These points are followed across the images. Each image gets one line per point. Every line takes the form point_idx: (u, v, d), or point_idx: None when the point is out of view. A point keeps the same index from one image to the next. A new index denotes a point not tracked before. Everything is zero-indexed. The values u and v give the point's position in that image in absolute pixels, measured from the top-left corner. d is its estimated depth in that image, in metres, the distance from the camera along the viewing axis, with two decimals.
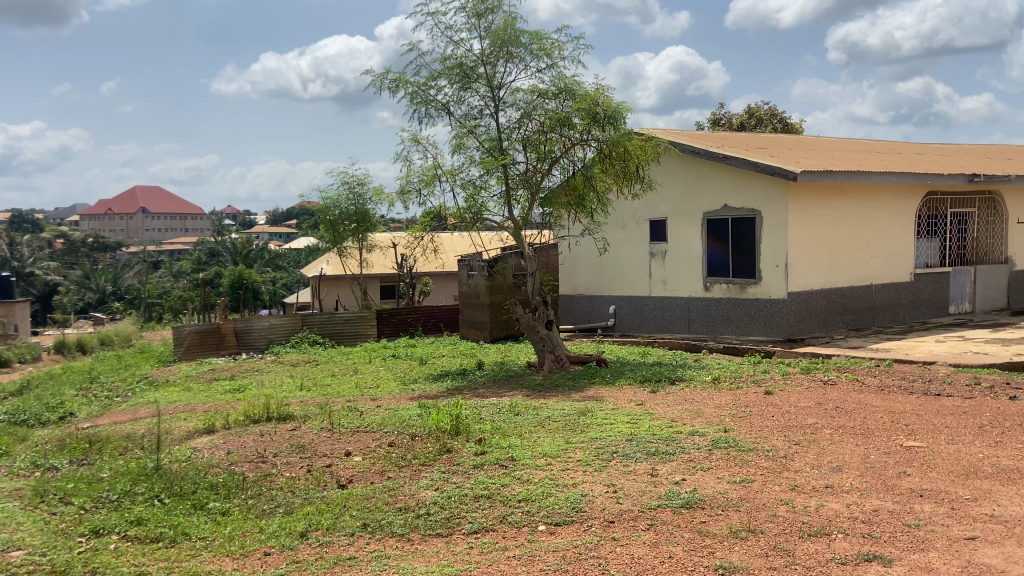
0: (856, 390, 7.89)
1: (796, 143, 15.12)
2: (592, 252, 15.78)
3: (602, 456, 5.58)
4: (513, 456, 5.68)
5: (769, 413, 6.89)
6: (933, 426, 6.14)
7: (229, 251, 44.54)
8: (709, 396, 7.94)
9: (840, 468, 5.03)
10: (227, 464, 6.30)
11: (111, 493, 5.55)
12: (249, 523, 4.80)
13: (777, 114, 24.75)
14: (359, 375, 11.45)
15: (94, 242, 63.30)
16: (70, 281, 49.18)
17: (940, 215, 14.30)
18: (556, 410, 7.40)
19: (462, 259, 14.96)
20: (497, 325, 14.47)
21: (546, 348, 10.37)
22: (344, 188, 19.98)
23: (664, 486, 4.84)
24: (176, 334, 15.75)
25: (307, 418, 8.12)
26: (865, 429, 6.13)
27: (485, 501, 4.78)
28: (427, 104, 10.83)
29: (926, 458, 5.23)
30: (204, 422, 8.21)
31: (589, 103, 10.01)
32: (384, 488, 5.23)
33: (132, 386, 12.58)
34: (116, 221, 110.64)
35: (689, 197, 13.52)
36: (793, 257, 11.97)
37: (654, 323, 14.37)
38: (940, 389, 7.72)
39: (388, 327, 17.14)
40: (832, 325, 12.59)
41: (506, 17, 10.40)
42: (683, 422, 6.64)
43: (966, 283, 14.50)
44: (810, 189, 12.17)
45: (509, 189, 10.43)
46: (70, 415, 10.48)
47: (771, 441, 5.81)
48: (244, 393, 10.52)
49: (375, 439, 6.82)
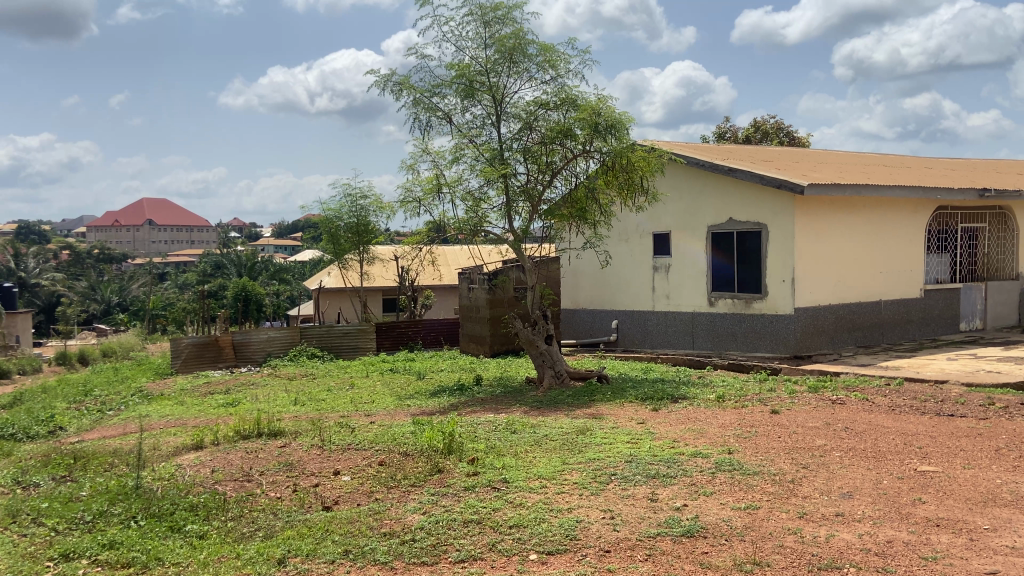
0: (866, 410, 7.62)
1: (802, 156, 14.90)
2: (594, 265, 15.56)
3: (600, 478, 5.32)
4: (506, 477, 5.43)
5: (776, 434, 6.61)
6: (948, 448, 5.87)
7: (233, 265, 44.53)
8: (712, 415, 7.67)
9: (851, 495, 4.76)
10: (210, 483, 6.05)
11: (85, 514, 5.31)
12: (225, 548, 4.55)
13: (783, 128, 24.55)
14: (356, 390, 11.20)
15: (101, 254, 63.25)
16: (75, 293, 49.19)
17: (950, 230, 14.02)
18: (554, 428, 7.14)
19: (462, 272, 14.76)
20: (497, 339, 14.23)
21: (546, 364, 10.11)
22: (346, 200, 19.78)
23: (665, 513, 4.57)
24: (173, 346, 15.52)
25: (298, 434, 7.89)
26: (877, 452, 5.85)
27: (474, 527, 4.53)
28: (429, 112, 10.63)
29: (942, 484, 4.95)
30: (192, 438, 7.97)
31: (592, 114, 9.81)
32: (369, 511, 4.97)
33: (125, 399, 12.35)
34: (122, 232, 110.90)
35: (693, 210, 13.29)
36: (800, 273, 11.71)
37: (657, 339, 14.11)
38: (954, 410, 7.44)
39: (388, 340, 16.89)
40: (840, 342, 12.30)
41: (512, 26, 10.22)
42: (685, 442, 6.39)
43: (977, 300, 14.21)
44: (817, 203, 11.92)
45: (509, 200, 10.19)
46: (60, 429, 10.25)
47: (778, 464, 5.54)
48: (237, 407, 10.25)
49: (366, 457, 6.57)
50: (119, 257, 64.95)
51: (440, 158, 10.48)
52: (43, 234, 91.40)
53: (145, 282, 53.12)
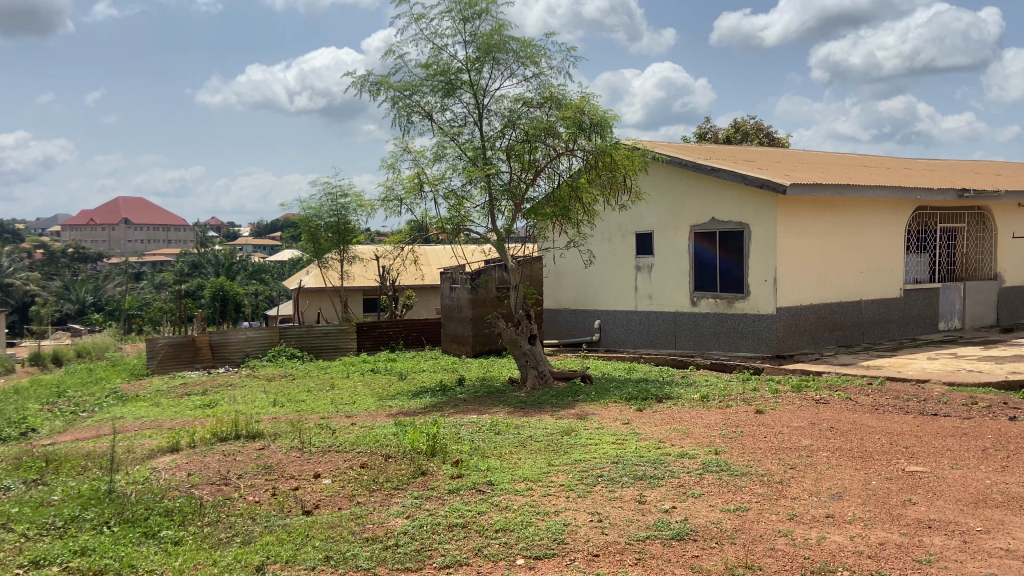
0: (851, 409, 7.60)
1: (784, 156, 14.93)
2: (577, 265, 15.50)
3: (586, 480, 5.23)
4: (491, 479, 5.33)
5: (762, 434, 6.55)
6: (934, 448, 5.84)
7: (211, 265, 44.08)
8: (697, 415, 7.61)
9: (840, 496, 4.71)
10: (186, 487, 5.88)
11: (56, 519, 5.13)
12: (202, 555, 4.40)
13: (763, 129, 24.67)
14: (336, 391, 11.05)
15: (75, 253, 62.28)
16: (48, 293, 48.46)
17: (930, 230, 14.10)
18: (538, 429, 7.04)
19: (444, 271, 14.65)
20: (479, 339, 14.12)
21: (529, 364, 10.01)
22: (327, 199, 19.57)
23: (653, 515, 4.49)
24: (149, 346, 15.27)
25: (277, 436, 7.74)
26: (863, 452, 5.82)
27: (459, 531, 4.43)
28: (410, 110, 10.50)
29: (931, 484, 4.91)
30: (168, 440, 7.80)
31: (575, 112, 9.74)
32: (350, 516, 4.85)
33: (99, 401, 12.11)
34: (98, 231, 109.39)
35: (676, 210, 13.27)
36: (782, 272, 11.71)
37: (640, 338, 14.08)
38: (937, 409, 7.44)
39: (368, 340, 16.71)
40: (821, 341, 12.32)
41: (493, 22, 10.12)
42: (671, 443, 6.33)
43: (956, 299, 14.32)
44: (799, 202, 11.94)
45: (493, 198, 10.09)
46: (32, 431, 10.00)
47: (766, 465, 5.48)
48: (215, 409, 10.06)
49: (347, 459, 6.44)
50: (94, 257, 64.06)
51: (421, 156, 10.36)
52: (16, 233, 90.01)
53: (121, 283, 52.45)
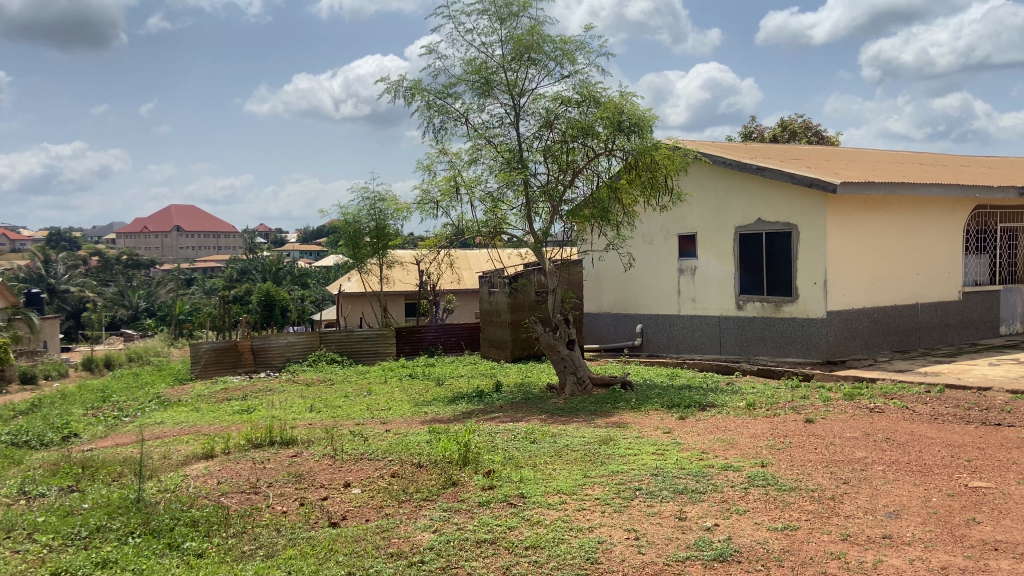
0: (907, 419, 7.17)
1: (832, 154, 14.41)
2: (617, 268, 15.19)
3: (623, 494, 4.98)
4: (523, 492, 5.10)
5: (812, 445, 6.20)
6: (1000, 462, 5.44)
7: (259, 270, 44.81)
8: (742, 424, 7.29)
9: (898, 515, 4.36)
10: (215, 495, 5.79)
11: (81, 529, 5.07)
12: (223, 568, 4.27)
13: (812, 127, 24.06)
14: (373, 396, 10.94)
15: (129, 259, 63.84)
16: (103, 298, 49.72)
17: (989, 230, 13.44)
18: (575, 438, 6.81)
19: (483, 275, 14.48)
20: (518, 344, 13.91)
21: (568, 369, 9.76)
22: (366, 203, 19.61)
23: (694, 534, 4.22)
24: (193, 351, 15.44)
25: (311, 443, 7.62)
26: (922, 465, 5.44)
27: (488, 547, 4.21)
28: (446, 112, 10.34)
29: (997, 502, 4.53)
30: (203, 446, 7.72)
31: (614, 111, 9.46)
32: (376, 529, 4.66)
33: (142, 406, 12.18)
34: (151, 238, 112.34)
35: (720, 210, 12.89)
36: (832, 274, 11.26)
37: (683, 343, 13.72)
38: (1000, 419, 6.98)
39: (408, 345, 16.60)
40: (875, 346, 11.81)
41: (531, 21, 9.91)
42: (714, 454, 6.03)
43: (1018, 302, 13.71)
44: (850, 201, 11.46)
45: (530, 202, 9.89)
46: (74, 436, 10.12)
47: (816, 479, 5.15)
48: (252, 415, 10.02)
49: (378, 468, 6.28)
50: (148, 264, 65.72)
51: (458, 158, 10.20)
52: (74, 241, 92.76)
53: (172, 288, 53.63)
